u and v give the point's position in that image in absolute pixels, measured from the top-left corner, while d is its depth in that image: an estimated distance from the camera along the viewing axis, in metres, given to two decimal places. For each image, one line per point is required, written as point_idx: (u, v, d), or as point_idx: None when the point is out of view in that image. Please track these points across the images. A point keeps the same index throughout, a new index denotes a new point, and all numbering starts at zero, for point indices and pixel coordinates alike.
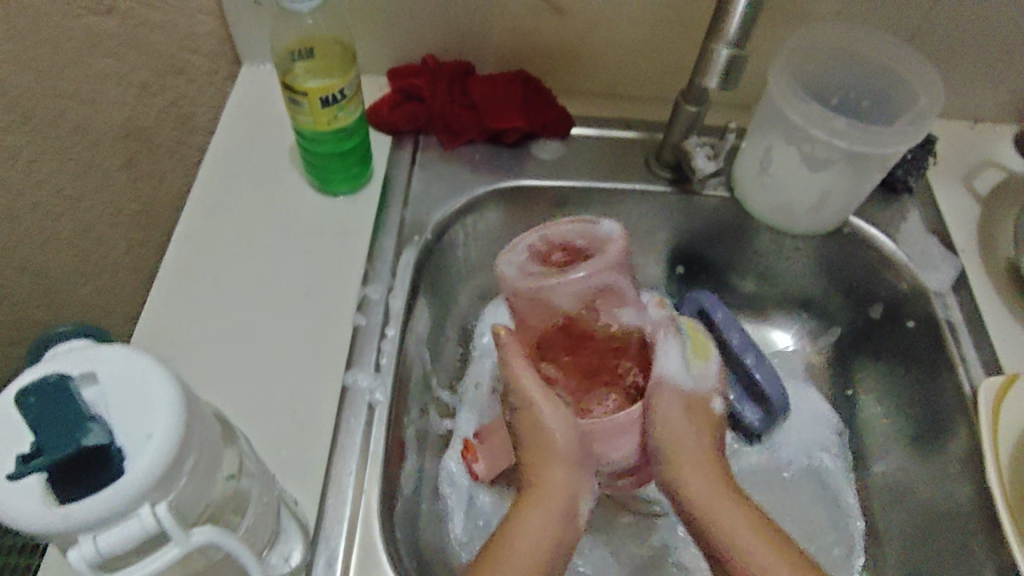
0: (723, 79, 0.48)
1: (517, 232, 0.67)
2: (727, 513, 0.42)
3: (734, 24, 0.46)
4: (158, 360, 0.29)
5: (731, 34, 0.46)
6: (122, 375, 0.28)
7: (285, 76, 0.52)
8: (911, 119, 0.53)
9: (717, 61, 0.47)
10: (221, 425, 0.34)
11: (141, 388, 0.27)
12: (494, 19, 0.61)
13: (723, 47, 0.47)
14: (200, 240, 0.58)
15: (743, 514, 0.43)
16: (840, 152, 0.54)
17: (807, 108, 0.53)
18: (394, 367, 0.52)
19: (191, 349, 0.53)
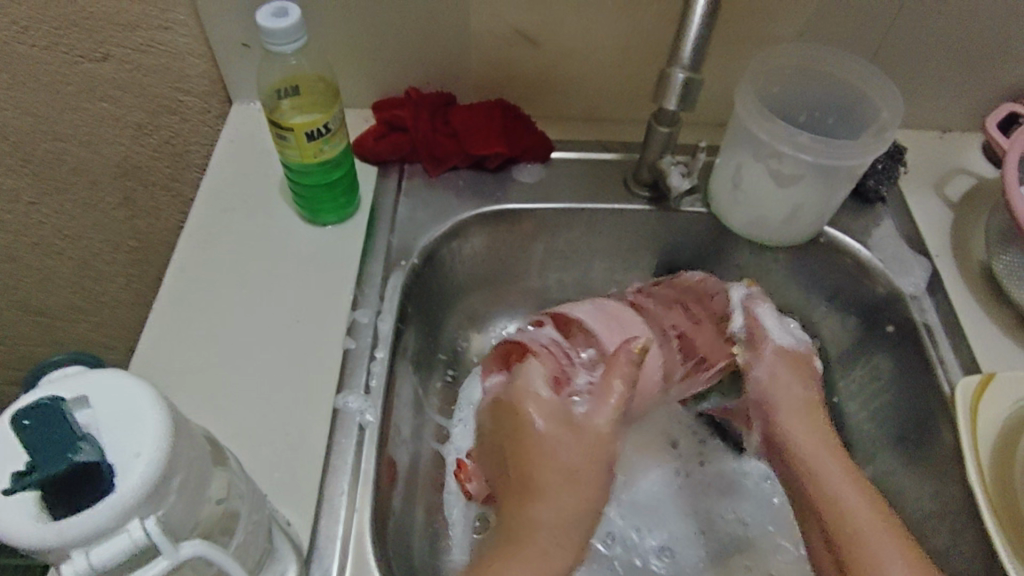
0: (681, 101, 0.50)
1: (503, 254, 0.68)
2: (852, 505, 0.48)
3: (689, 48, 0.48)
4: (147, 383, 0.30)
5: (686, 59, 0.49)
6: (114, 396, 0.29)
7: (272, 115, 0.55)
8: (876, 131, 0.55)
9: (674, 85, 0.49)
10: (210, 446, 0.35)
11: (133, 407, 0.29)
12: (471, 51, 0.63)
13: (679, 69, 0.49)
14: (193, 273, 0.60)
15: (866, 500, 0.48)
16: (807, 166, 0.56)
17: (771, 125, 0.55)
18: (384, 389, 0.54)
19: (185, 376, 0.54)
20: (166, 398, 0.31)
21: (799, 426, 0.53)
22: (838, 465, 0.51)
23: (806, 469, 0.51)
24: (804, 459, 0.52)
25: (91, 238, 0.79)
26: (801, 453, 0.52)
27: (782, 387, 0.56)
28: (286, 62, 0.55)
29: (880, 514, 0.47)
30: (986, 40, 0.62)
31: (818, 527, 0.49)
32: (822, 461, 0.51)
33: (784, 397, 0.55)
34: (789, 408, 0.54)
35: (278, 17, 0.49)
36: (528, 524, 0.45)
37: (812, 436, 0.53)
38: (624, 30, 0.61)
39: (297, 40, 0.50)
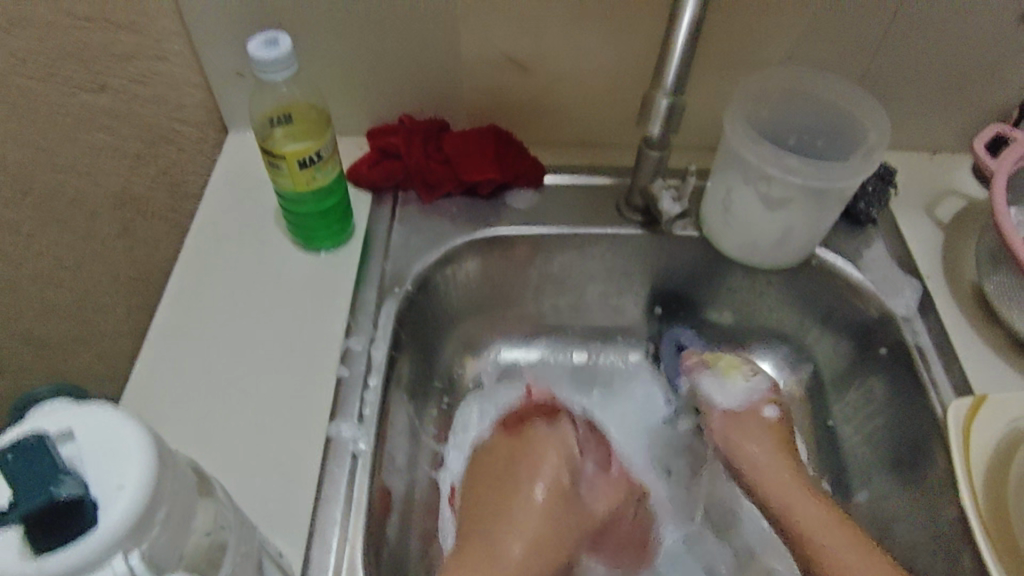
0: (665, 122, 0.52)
1: (497, 280, 0.68)
2: (831, 544, 0.52)
3: (672, 76, 0.49)
4: (133, 415, 0.30)
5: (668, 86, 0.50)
6: (99, 429, 0.29)
7: (264, 143, 0.55)
8: (863, 153, 0.55)
9: (659, 109, 0.51)
10: (197, 477, 0.35)
11: (118, 440, 0.29)
12: (463, 78, 0.64)
13: (661, 95, 0.50)
14: (187, 302, 0.60)
15: (842, 533, 0.52)
16: (796, 188, 0.56)
17: (759, 148, 0.56)
18: (377, 417, 0.54)
19: (178, 407, 0.54)
20: (151, 429, 0.31)
21: (773, 478, 0.58)
22: (816, 509, 0.55)
23: (781, 507, 0.56)
24: (779, 504, 0.56)
25: None
26: (777, 500, 0.57)
27: (756, 444, 0.61)
28: (277, 92, 0.56)
29: (861, 544, 0.51)
30: (967, 62, 0.63)
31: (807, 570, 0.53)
32: (796, 499, 0.56)
33: (757, 456, 0.60)
34: (763, 473, 0.59)
35: (269, 46, 0.50)
36: (484, 553, 0.51)
37: (782, 484, 0.57)
38: (610, 56, 0.62)
39: (287, 68, 0.51)
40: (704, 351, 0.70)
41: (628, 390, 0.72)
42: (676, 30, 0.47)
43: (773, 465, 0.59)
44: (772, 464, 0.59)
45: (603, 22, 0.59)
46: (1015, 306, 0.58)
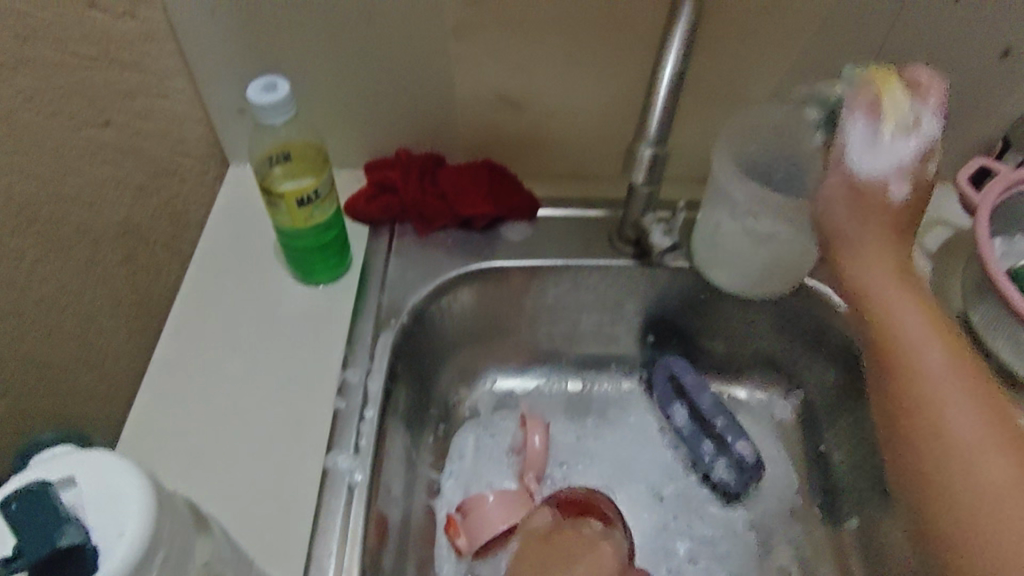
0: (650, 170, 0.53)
1: (492, 310, 0.70)
2: (958, 403, 0.47)
3: (655, 126, 0.49)
4: (132, 462, 0.32)
5: (651, 135, 0.50)
6: (98, 476, 0.31)
7: (263, 182, 0.57)
8: None
9: (642, 158, 0.52)
10: (193, 514, 0.36)
11: (117, 487, 0.30)
12: (458, 114, 0.66)
13: (645, 144, 0.51)
14: (188, 335, 0.62)
15: (996, 441, 0.45)
16: (784, 225, 0.57)
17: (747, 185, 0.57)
18: (373, 448, 0.55)
19: (178, 439, 0.55)
20: (148, 472, 0.32)
21: (895, 361, 0.49)
22: (920, 316, 0.50)
23: (915, 392, 0.48)
24: (903, 352, 0.49)
25: None
26: (912, 351, 0.49)
27: (908, 310, 0.50)
28: (275, 133, 0.58)
29: (1008, 446, 0.45)
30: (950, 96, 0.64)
31: (895, 383, 0.49)
32: (928, 358, 0.48)
33: (875, 283, 0.51)
34: (866, 270, 0.51)
35: (267, 91, 0.52)
36: None
37: (897, 305, 0.50)
38: (601, 93, 0.63)
39: (286, 113, 0.52)
40: (697, 379, 0.69)
41: (624, 416, 0.72)
42: (658, 85, 0.48)
43: (911, 309, 0.50)
44: (878, 253, 0.51)
45: (593, 60, 0.60)
46: (1000, 337, 0.58)
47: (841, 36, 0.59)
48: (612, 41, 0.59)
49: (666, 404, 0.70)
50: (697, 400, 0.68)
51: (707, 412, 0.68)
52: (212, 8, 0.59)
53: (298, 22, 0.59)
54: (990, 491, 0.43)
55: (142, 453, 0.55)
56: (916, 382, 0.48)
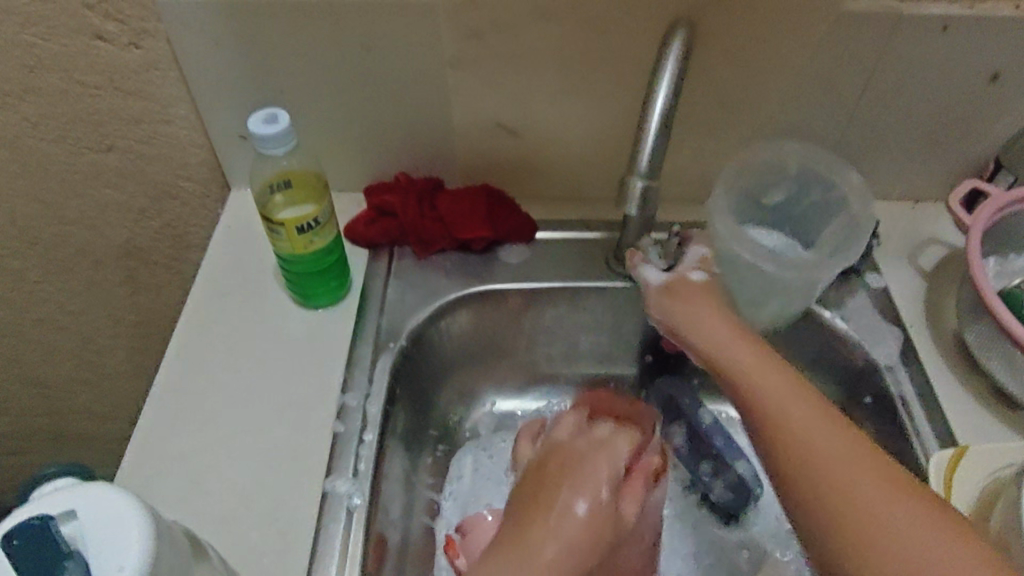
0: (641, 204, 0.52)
1: (490, 332, 0.70)
2: (805, 446, 0.44)
3: (644, 159, 0.49)
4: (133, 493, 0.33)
5: (643, 169, 0.50)
6: (100, 507, 0.32)
7: (264, 210, 0.58)
8: (853, 230, 0.59)
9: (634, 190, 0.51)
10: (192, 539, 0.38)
11: (117, 522, 0.31)
12: (455, 139, 0.67)
13: (636, 178, 0.50)
14: (188, 359, 0.62)
15: (837, 431, 0.44)
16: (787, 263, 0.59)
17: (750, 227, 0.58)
18: (372, 471, 0.55)
19: (180, 461, 0.56)
20: (147, 501, 0.33)
21: (809, 427, 0.45)
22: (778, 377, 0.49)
23: (800, 434, 0.45)
24: (763, 414, 0.48)
25: (96, 313, 0.84)
26: (792, 425, 0.46)
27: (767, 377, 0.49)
28: (278, 161, 0.59)
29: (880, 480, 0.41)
30: (941, 119, 0.65)
31: (781, 448, 0.45)
32: (821, 434, 0.44)
33: (717, 331, 0.54)
34: (713, 326, 0.55)
35: (268, 123, 0.53)
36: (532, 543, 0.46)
37: (736, 344, 0.53)
38: (595, 119, 0.64)
39: (286, 144, 0.53)
40: (694, 399, 0.69)
41: None
42: (649, 120, 0.47)
43: (750, 378, 0.50)
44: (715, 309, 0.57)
45: (587, 87, 0.61)
46: (993, 357, 0.59)
47: (831, 61, 0.60)
48: (605, 68, 0.60)
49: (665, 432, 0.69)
50: (696, 420, 0.67)
51: (707, 432, 0.67)
52: (213, 38, 0.60)
53: (297, 51, 0.60)
54: (889, 531, 0.39)
55: (142, 478, 0.55)
56: (776, 443, 0.46)
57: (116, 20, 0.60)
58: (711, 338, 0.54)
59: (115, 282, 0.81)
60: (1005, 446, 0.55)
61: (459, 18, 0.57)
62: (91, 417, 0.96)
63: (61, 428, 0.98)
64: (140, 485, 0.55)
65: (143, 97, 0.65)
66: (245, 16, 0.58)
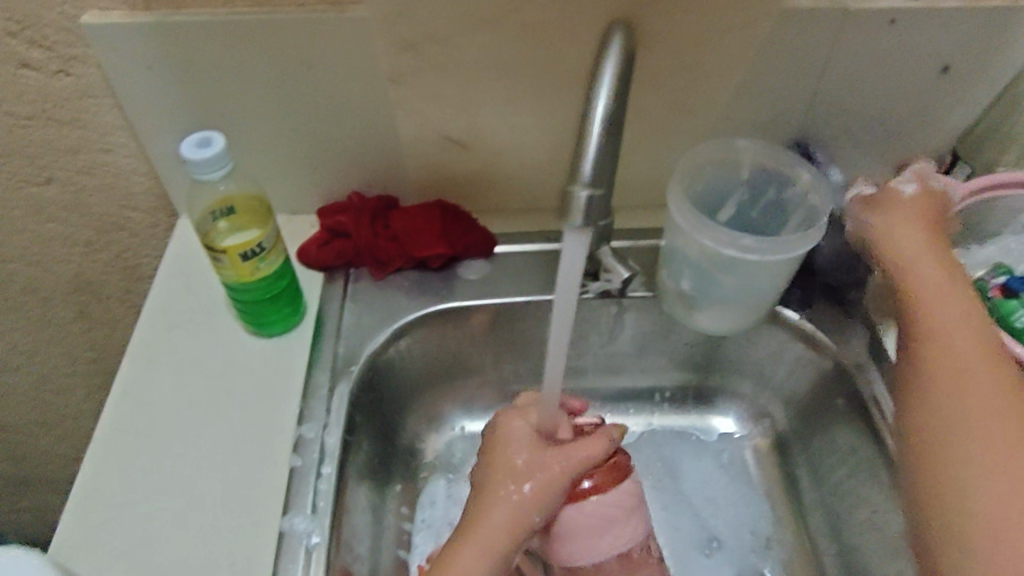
0: (587, 218, 0.46)
1: (453, 351, 0.68)
2: (964, 344, 0.53)
3: (588, 166, 0.45)
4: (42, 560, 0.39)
5: (586, 174, 0.45)
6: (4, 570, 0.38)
7: (206, 238, 0.55)
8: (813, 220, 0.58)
9: (577, 203, 0.45)
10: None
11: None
12: (407, 155, 0.65)
13: (579, 187, 0.45)
14: (135, 398, 0.59)
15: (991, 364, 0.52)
16: (751, 263, 0.57)
17: (712, 228, 0.56)
18: (332, 507, 0.53)
19: (127, 508, 0.53)
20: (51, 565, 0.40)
21: (946, 319, 0.55)
22: (982, 360, 0.52)
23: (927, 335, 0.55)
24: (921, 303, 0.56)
25: (51, 351, 0.80)
26: (943, 328, 0.54)
27: (940, 291, 0.56)
28: (216, 186, 0.57)
29: (1010, 394, 0.50)
30: (896, 113, 0.65)
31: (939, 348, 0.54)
32: (953, 336, 0.54)
33: (947, 316, 0.55)
34: (913, 254, 0.58)
35: (202, 147, 0.51)
36: (496, 495, 0.50)
37: (946, 296, 0.56)
38: (549, 128, 0.63)
39: (222, 167, 0.52)
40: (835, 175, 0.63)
41: (694, 466, 0.71)
42: (590, 125, 0.44)
43: (927, 265, 0.58)
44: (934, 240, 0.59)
45: (537, 97, 0.60)
46: None
47: (782, 60, 0.59)
48: (552, 77, 0.59)
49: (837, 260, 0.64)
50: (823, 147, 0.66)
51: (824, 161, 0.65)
52: (147, 64, 0.58)
53: (237, 72, 0.58)
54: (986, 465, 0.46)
55: (84, 530, 0.52)
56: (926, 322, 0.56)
57: (42, 46, 0.57)
58: (919, 263, 0.58)
59: (68, 318, 0.78)
60: None
61: (397, 32, 0.55)
62: (55, 458, 0.93)
63: (24, 472, 0.94)
64: (83, 537, 0.51)
65: (78, 126, 0.62)
66: (178, 38, 0.56)
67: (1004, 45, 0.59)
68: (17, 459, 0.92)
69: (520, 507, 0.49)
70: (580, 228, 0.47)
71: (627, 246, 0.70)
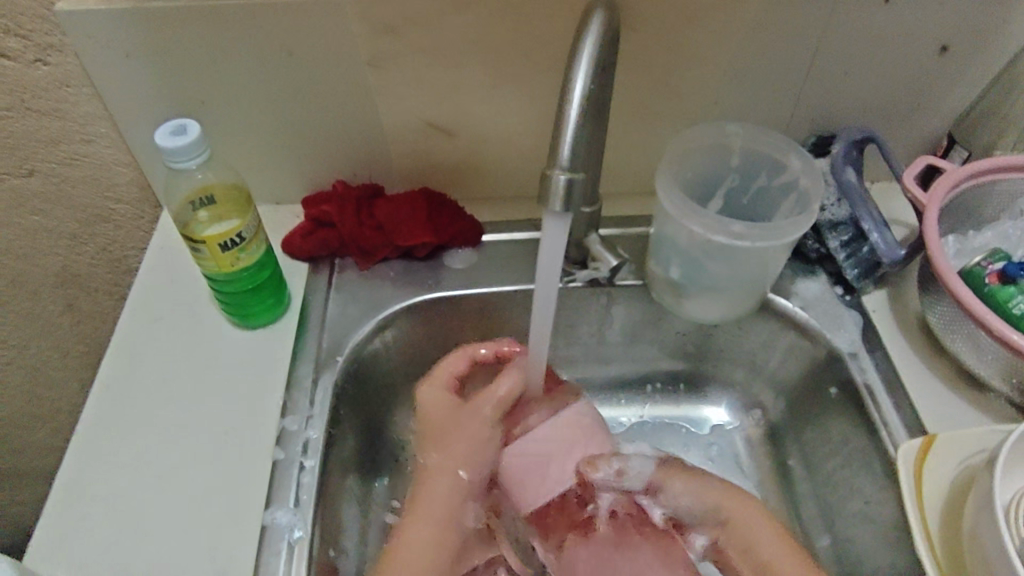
0: (567, 203, 0.45)
1: (440, 340, 0.67)
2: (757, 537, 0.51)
3: (566, 149, 0.43)
4: None
5: (565, 157, 0.44)
6: None
7: (185, 228, 0.54)
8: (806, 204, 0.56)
9: (556, 187, 0.44)
10: None
11: None
12: (391, 142, 0.64)
13: (558, 172, 0.43)
14: (118, 390, 0.58)
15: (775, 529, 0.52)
16: (742, 249, 0.56)
17: (701, 215, 0.55)
18: (315, 500, 0.52)
19: (109, 502, 0.52)
20: None
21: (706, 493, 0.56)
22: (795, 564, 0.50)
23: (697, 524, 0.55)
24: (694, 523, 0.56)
25: (40, 346, 0.80)
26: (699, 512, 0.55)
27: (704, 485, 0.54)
28: (193, 175, 0.56)
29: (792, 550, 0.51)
30: (893, 94, 0.63)
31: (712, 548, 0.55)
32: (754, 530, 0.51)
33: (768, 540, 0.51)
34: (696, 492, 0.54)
35: (177, 135, 0.50)
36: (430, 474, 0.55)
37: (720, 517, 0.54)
38: (535, 114, 0.61)
39: (198, 155, 0.50)
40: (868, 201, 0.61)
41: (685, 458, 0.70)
42: (569, 108, 0.43)
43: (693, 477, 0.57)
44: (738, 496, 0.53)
45: (523, 81, 0.59)
46: (957, 339, 0.57)
47: (774, 40, 0.58)
48: (538, 61, 0.57)
49: (892, 255, 0.60)
50: (846, 172, 0.62)
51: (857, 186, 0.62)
52: (125, 51, 0.56)
53: (217, 58, 0.57)
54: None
55: (64, 527, 0.51)
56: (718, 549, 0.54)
57: (17, 35, 0.55)
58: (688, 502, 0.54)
59: (56, 312, 0.77)
60: (974, 432, 0.53)
61: (377, 16, 0.54)
62: (47, 453, 0.92)
63: (18, 467, 0.93)
64: (64, 532, 0.51)
65: (58, 117, 0.61)
66: (154, 24, 0.54)
67: (1002, 23, 0.57)
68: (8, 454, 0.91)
69: (450, 470, 0.55)
70: (562, 214, 0.46)
71: (617, 232, 0.68)
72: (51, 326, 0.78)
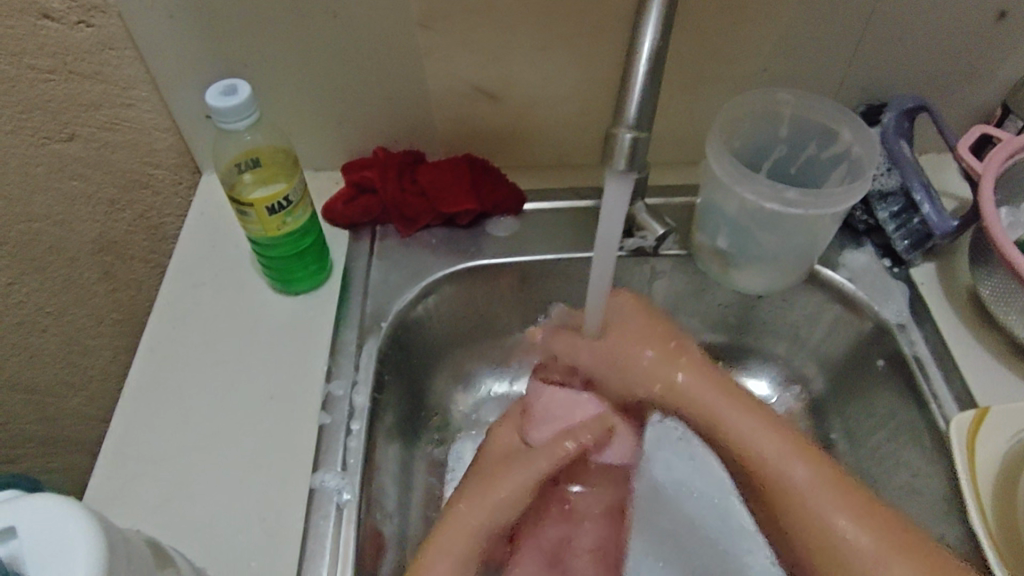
0: (630, 163, 0.45)
1: (481, 308, 0.67)
2: (762, 448, 0.48)
3: (633, 107, 0.43)
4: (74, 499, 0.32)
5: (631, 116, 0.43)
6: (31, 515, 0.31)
7: (232, 190, 0.54)
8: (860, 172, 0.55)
9: (620, 146, 0.44)
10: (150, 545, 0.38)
11: (56, 524, 0.31)
12: (434, 108, 0.63)
13: (624, 129, 0.43)
14: (163, 354, 0.59)
15: (834, 477, 0.46)
16: (794, 217, 0.55)
17: (755, 183, 0.54)
18: (362, 465, 0.52)
19: (158, 464, 0.53)
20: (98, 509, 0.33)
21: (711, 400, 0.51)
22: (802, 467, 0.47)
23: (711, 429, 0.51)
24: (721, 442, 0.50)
25: (75, 314, 0.79)
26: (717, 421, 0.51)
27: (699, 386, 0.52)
28: (241, 137, 0.55)
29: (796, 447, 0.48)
30: (947, 62, 0.61)
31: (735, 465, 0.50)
32: (729, 419, 0.50)
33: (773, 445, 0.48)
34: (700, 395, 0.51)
35: (227, 95, 0.50)
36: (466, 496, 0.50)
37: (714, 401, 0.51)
38: (581, 79, 0.60)
39: (248, 116, 0.50)
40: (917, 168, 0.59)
41: None
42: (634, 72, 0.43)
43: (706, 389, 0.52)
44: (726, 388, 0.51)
45: (570, 45, 0.58)
46: (1010, 311, 0.56)
47: (829, 3, 0.56)
48: (586, 23, 0.56)
49: (942, 228, 0.59)
50: (894, 140, 0.60)
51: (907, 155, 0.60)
52: (169, 11, 0.56)
53: (262, 19, 0.56)
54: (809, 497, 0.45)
55: (115, 488, 0.51)
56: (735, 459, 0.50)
57: None
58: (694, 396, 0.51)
59: (92, 280, 0.77)
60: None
61: None
62: (79, 421, 0.92)
63: (51, 434, 0.94)
64: (114, 492, 0.51)
65: (100, 80, 0.61)
66: None
67: None
68: (42, 422, 0.92)
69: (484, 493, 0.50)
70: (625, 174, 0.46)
71: (661, 203, 0.67)
72: (87, 294, 0.78)
